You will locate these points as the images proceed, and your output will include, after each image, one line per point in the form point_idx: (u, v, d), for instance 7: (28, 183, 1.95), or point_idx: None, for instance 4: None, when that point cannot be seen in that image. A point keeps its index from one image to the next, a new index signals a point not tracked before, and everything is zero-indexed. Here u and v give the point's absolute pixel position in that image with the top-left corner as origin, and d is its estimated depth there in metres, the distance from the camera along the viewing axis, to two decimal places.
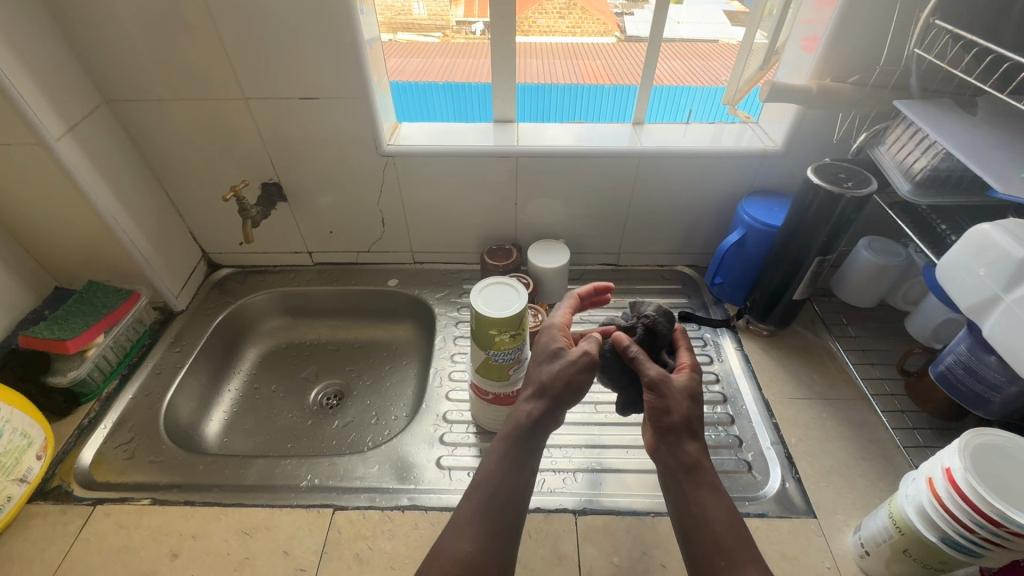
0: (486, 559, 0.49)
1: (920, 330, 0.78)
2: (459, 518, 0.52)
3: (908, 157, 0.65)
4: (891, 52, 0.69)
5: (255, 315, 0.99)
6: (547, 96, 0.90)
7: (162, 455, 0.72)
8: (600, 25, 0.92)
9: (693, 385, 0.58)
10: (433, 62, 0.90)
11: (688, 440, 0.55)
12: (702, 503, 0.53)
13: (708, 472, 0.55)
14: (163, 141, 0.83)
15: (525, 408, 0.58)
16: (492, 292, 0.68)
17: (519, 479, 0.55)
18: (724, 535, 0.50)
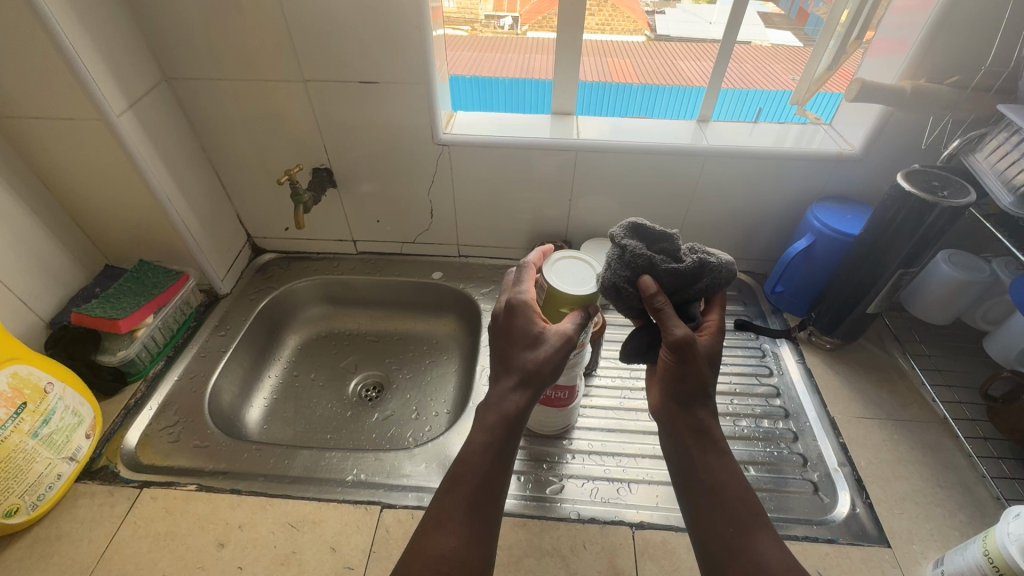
0: (474, 557, 0.45)
1: (1001, 353, 0.73)
2: (446, 511, 0.47)
3: (1012, 166, 0.60)
4: (999, 53, 0.64)
5: (296, 302, 0.98)
6: (605, 91, 0.86)
7: (208, 440, 0.71)
8: (630, 23, 0.86)
9: (714, 351, 0.51)
10: (462, 55, 0.87)
11: (699, 406, 0.51)
12: (711, 473, 0.49)
13: (717, 438, 0.51)
14: (218, 122, 0.82)
15: (511, 400, 0.50)
16: (565, 267, 0.57)
17: (503, 476, 0.49)
18: (734, 503, 0.48)
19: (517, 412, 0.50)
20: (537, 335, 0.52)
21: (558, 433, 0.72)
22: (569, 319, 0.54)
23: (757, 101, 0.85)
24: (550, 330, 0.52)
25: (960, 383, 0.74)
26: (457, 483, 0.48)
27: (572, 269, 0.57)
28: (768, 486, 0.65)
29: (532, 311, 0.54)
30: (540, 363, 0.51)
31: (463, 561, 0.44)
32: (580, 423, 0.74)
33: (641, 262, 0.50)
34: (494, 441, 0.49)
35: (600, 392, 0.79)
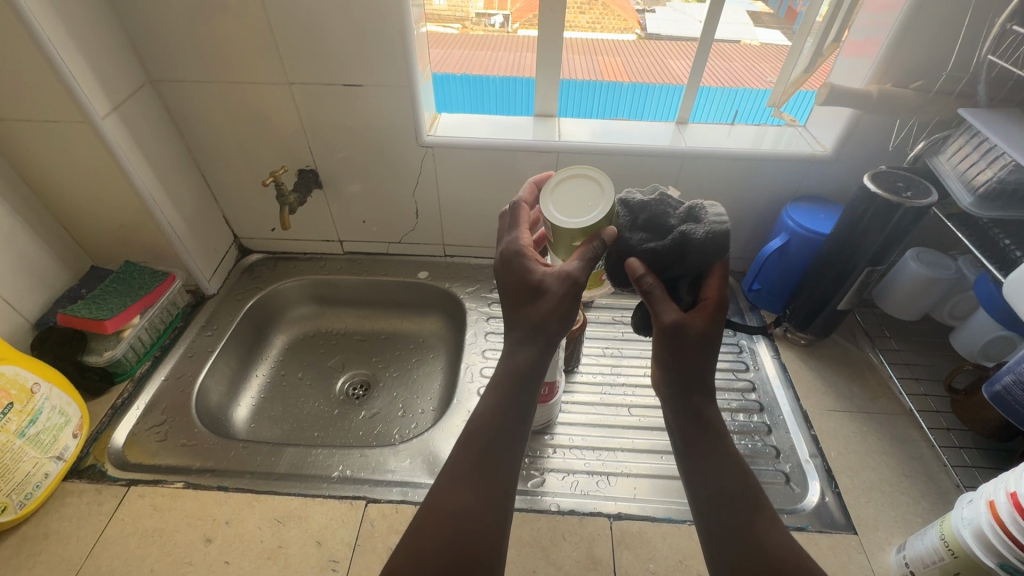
0: (487, 510, 0.43)
1: (965, 347, 0.76)
2: (455, 469, 0.45)
3: (972, 167, 0.62)
4: (960, 59, 0.67)
5: (283, 302, 0.99)
6: (588, 90, 0.88)
7: (195, 438, 0.72)
8: (620, 21, 0.89)
9: (710, 328, 0.48)
10: (454, 53, 0.89)
11: (696, 391, 0.49)
12: (709, 460, 0.47)
13: (715, 423, 0.49)
14: (203, 123, 0.82)
15: (521, 355, 0.49)
16: (565, 191, 0.51)
17: (516, 433, 0.47)
18: (734, 489, 0.46)
19: (526, 366, 0.48)
20: (537, 283, 0.49)
21: (540, 429, 0.74)
22: (574, 256, 0.48)
23: (735, 103, 0.87)
24: (550, 274, 0.49)
25: (926, 376, 0.77)
26: (467, 442, 0.46)
27: (572, 192, 0.51)
28: None
29: (530, 258, 0.51)
30: (544, 314, 0.48)
31: (474, 517, 0.42)
32: (562, 419, 0.76)
33: (621, 249, 0.51)
34: (507, 398, 0.47)
35: (582, 388, 0.81)
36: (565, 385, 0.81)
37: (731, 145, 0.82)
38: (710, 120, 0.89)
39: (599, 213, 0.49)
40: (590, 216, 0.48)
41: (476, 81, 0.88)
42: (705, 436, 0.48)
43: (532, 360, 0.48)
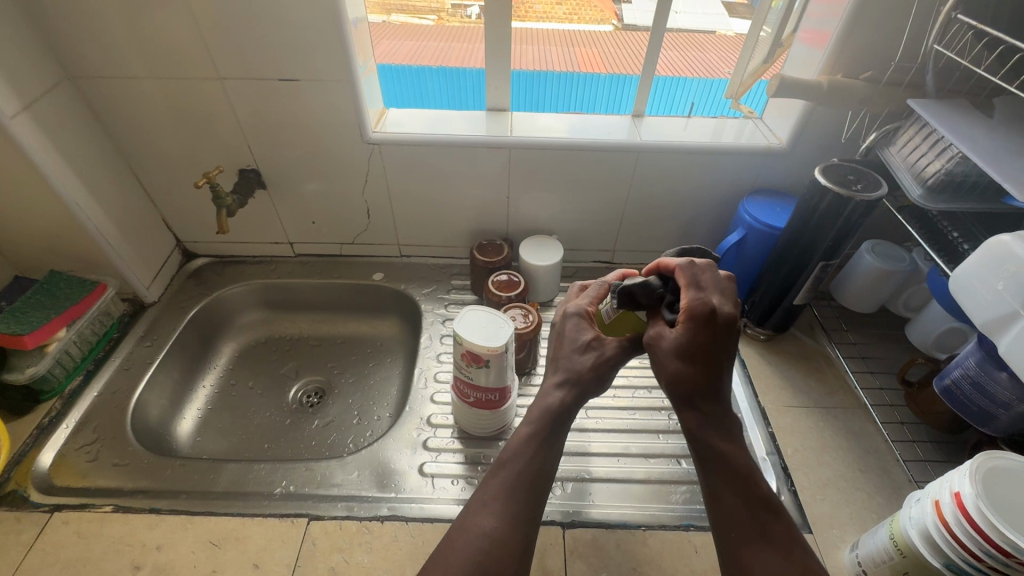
0: (513, 535, 0.46)
1: (920, 338, 0.76)
2: (486, 493, 0.48)
3: (920, 159, 0.61)
4: (908, 48, 0.66)
5: (232, 308, 0.95)
6: (544, 84, 0.86)
7: (129, 457, 0.68)
8: (597, 11, 0.84)
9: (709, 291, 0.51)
10: (428, 45, 0.84)
11: (697, 411, 0.47)
12: (717, 485, 0.46)
13: (718, 443, 0.47)
14: (133, 122, 0.77)
15: (554, 395, 0.53)
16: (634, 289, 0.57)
17: (545, 466, 0.50)
18: (743, 516, 0.45)
19: (558, 407, 0.52)
20: (587, 343, 0.54)
21: (495, 434, 0.72)
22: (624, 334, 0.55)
23: (689, 95, 0.86)
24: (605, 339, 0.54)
25: (882, 369, 0.77)
26: (501, 469, 0.49)
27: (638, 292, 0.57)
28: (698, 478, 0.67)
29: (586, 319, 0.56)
30: (588, 367, 0.53)
31: (503, 540, 0.45)
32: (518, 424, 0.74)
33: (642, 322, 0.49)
34: (542, 436, 0.50)
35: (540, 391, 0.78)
36: (523, 388, 0.79)
37: (687, 139, 0.81)
38: (665, 113, 0.87)
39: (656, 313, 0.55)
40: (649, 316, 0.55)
41: (425, 74, 0.84)
42: (711, 462, 0.47)
43: (568, 405, 0.52)
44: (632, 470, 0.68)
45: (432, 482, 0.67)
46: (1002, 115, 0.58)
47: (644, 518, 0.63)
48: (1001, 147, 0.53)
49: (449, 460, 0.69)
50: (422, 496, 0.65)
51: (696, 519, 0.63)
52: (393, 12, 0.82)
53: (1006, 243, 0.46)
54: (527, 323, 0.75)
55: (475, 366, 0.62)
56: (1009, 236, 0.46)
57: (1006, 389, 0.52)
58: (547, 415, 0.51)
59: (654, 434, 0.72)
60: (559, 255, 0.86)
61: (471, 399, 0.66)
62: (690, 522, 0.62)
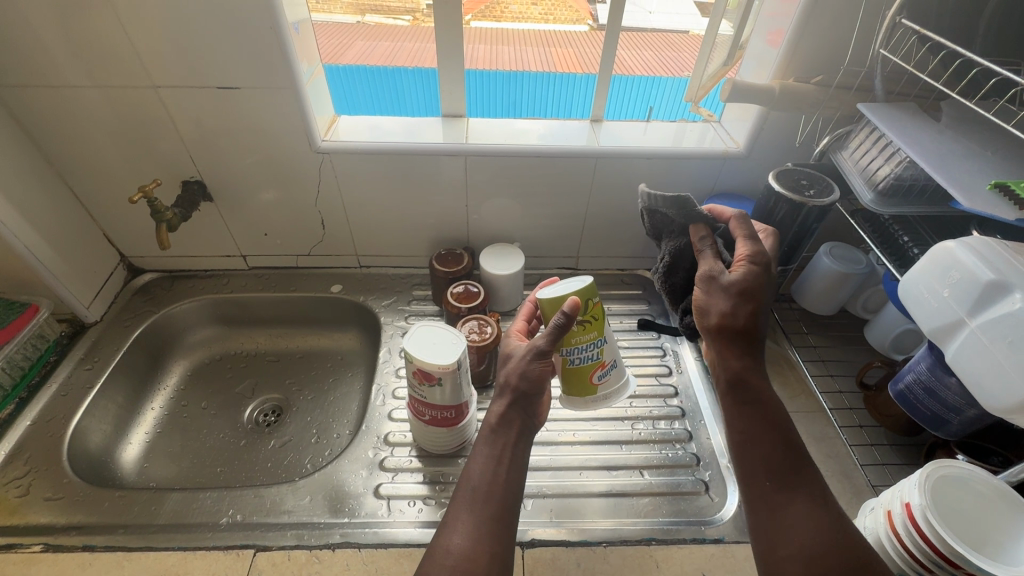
0: (480, 547, 0.44)
1: (879, 339, 0.76)
2: (451, 514, 0.47)
3: (871, 164, 0.61)
4: (856, 53, 0.67)
5: (181, 325, 0.90)
6: (515, 86, 0.85)
7: (63, 490, 0.64)
8: (574, 11, 1.01)
9: (749, 280, 0.49)
10: (405, 45, 0.84)
11: (738, 352, 0.49)
12: (754, 435, 0.48)
13: (758, 390, 0.49)
14: (63, 133, 0.73)
15: (492, 409, 0.53)
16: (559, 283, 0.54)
17: (507, 475, 0.49)
18: (776, 462, 0.46)
19: (496, 420, 0.52)
20: (508, 354, 0.56)
21: (456, 451, 0.69)
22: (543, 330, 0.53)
23: (648, 100, 0.86)
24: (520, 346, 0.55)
25: (842, 372, 0.77)
26: (463, 490, 0.49)
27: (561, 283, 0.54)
28: (662, 490, 0.66)
29: (511, 338, 0.58)
30: (510, 374, 0.53)
31: (470, 555, 0.44)
32: None
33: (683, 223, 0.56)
34: (496, 451, 0.50)
35: None
36: (485, 401, 0.77)
37: (644, 143, 0.80)
38: (631, 114, 0.86)
39: (574, 288, 0.52)
40: (574, 288, 0.52)
41: (384, 76, 0.83)
42: (750, 407, 0.49)
43: (512, 420, 0.52)
44: (594, 484, 0.67)
45: (388, 504, 0.64)
46: (949, 119, 0.59)
47: (606, 534, 0.61)
48: (948, 151, 0.53)
49: (407, 480, 0.67)
50: (377, 520, 0.63)
51: (659, 532, 0.62)
52: (367, 13, 0.87)
53: (952, 250, 0.47)
54: (483, 338, 0.73)
55: (427, 385, 0.60)
56: (953, 243, 0.47)
57: (956, 394, 0.53)
58: (488, 431, 0.52)
59: (617, 446, 0.71)
60: (520, 263, 0.85)
61: (426, 417, 0.64)
62: (653, 536, 0.61)
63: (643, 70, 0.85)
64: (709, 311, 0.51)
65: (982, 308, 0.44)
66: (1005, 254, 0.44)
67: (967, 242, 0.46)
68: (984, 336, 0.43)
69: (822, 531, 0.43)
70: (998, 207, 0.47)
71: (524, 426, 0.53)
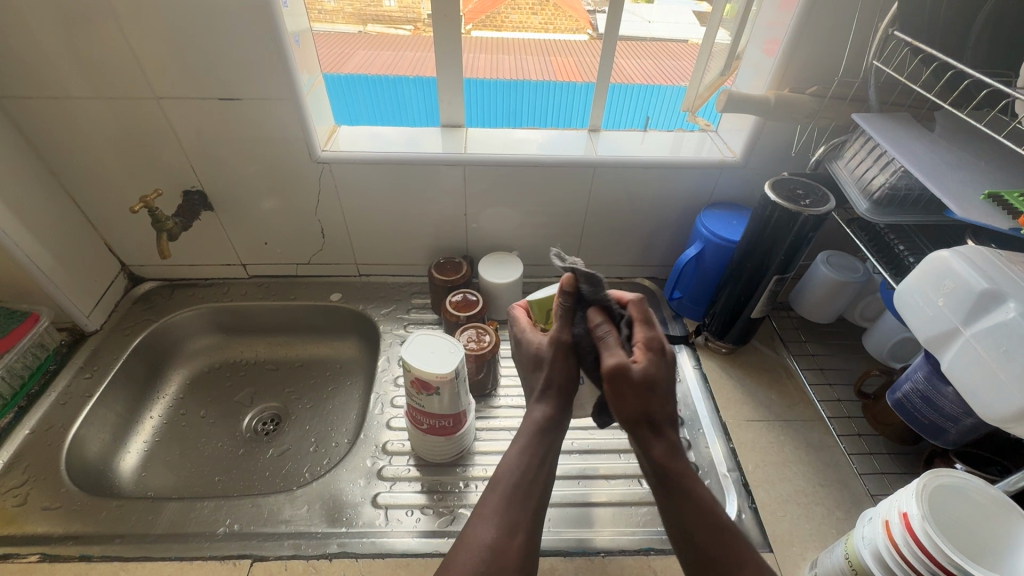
0: (512, 542, 0.45)
1: (876, 348, 0.76)
2: (484, 507, 0.47)
3: (866, 173, 0.62)
4: (849, 64, 0.68)
5: (181, 334, 0.91)
6: (516, 95, 0.85)
7: (60, 499, 0.64)
8: (574, 21, 0.91)
9: (652, 370, 0.47)
10: (406, 54, 0.85)
11: (654, 440, 0.48)
12: (687, 521, 0.47)
13: (682, 475, 0.47)
14: (66, 143, 0.74)
15: (538, 406, 0.53)
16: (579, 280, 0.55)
17: (538, 474, 0.50)
18: (711, 544, 0.45)
19: (543, 419, 0.52)
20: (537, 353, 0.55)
21: (454, 460, 0.69)
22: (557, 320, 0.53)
23: (647, 108, 0.86)
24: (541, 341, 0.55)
25: (840, 381, 0.77)
26: (496, 485, 0.49)
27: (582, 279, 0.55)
28: None
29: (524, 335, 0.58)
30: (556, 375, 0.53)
31: (501, 552, 0.44)
32: (478, 449, 0.71)
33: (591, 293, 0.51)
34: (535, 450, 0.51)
35: (502, 412, 0.77)
36: (485, 410, 0.77)
37: (642, 152, 0.80)
38: (627, 125, 0.87)
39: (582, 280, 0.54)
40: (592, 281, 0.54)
41: (386, 87, 0.83)
42: (676, 496, 0.47)
43: (558, 421, 0.52)
44: (593, 493, 0.66)
45: (386, 514, 0.64)
46: (943, 129, 0.59)
47: (605, 544, 0.61)
48: (942, 161, 0.54)
49: (405, 489, 0.67)
50: (375, 529, 0.62)
51: (658, 542, 0.61)
52: (369, 23, 0.92)
53: (945, 260, 0.47)
54: (481, 346, 0.73)
55: (425, 394, 0.60)
56: (947, 253, 0.47)
57: (953, 403, 0.53)
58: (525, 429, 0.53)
59: (615, 454, 0.71)
60: (518, 271, 0.85)
61: (424, 426, 0.64)
62: (651, 546, 0.61)
63: (643, 79, 0.85)
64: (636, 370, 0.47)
65: (976, 317, 0.44)
66: (998, 264, 0.44)
67: (961, 251, 0.47)
68: (978, 346, 0.44)
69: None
70: (992, 217, 0.47)
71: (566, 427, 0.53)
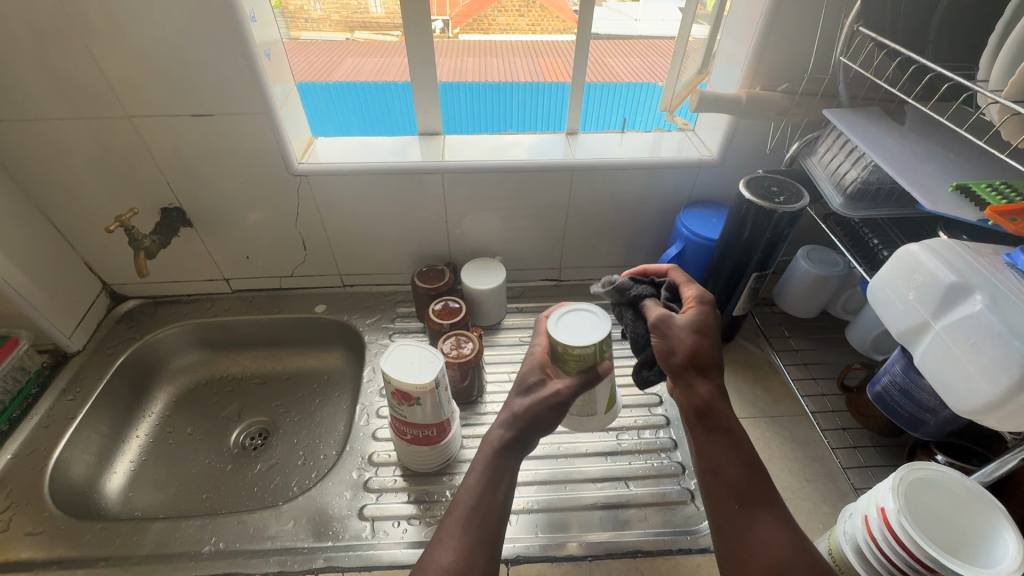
0: (473, 564, 0.46)
1: (859, 340, 0.76)
2: (443, 530, 0.48)
3: (838, 168, 0.62)
4: (819, 60, 0.68)
5: (165, 352, 0.90)
6: (509, 96, 0.85)
7: (44, 524, 0.64)
8: (560, 23, 0.81)
9: (700, 320, 0.50)
10: (393, 61, 0.81)
11: (704, 381, 0.49)
12: (715, 459, 0.48)
13: (721, 417, 0.48)
14: (39, 165, 0.73)
15: (496, 432, 0.53)
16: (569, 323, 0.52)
17: (496, 496, 0.50)
18: (738, 478, 0.47)
19: (499, 443, 0.51)
20: (529, 385, 0.53)
21: (441, 469, 0.69)
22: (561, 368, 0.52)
23: (626, 111, 0.87)
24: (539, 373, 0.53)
25: (825, 375, 0.77)
26: (456, 507, 0.49)
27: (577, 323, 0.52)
28: (649, 500, 0.66)
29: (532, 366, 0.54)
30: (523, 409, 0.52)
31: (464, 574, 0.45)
32: (464, 456, 0.71)
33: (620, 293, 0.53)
34: (492, 471, 0.50)
35: (488, 418, 0.77)
36: (472, 416, 0.77)
37: (620, 154, 0.81)
38: (601, 127, 0.88)
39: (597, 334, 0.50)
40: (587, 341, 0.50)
41: (374, 92, 0.82)
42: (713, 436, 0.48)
43: (514, 445, 0.52)
44: (580, 497, 0.66)
45: (373, 526, 0.64)
46: (912, 122, 0.60)
47: (592, 547, 0.61)
48: (911, 154, 0.54)
49: (392, 500, 0.66)
50: (361, 542, 0.62)
51: (646, 543, 0.61)
52: (357, 30, 0.81)
53: (915, 253, 0.48)
54: (468, 351, 0.73)
55: (407, 405, 0.60)
56: (917, 246, 0.48)
57: (930, 395, 0.53)
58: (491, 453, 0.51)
59: (602, 457, 0.71)
60: (501, 276, 0.85)
61: (408, 436, 0.64)
62: (639, 548, 0.61)
63: (631, 76, 0.85)
64: (689, 323, 0.50)
65: (947, 309, 0.44)
66: (968, 257, 0.45)
67: (931, 245, 0.47)
68: (950, 338, 0.44)
69: (787, 545, 0.43)
70: (961, 209, 0.47)
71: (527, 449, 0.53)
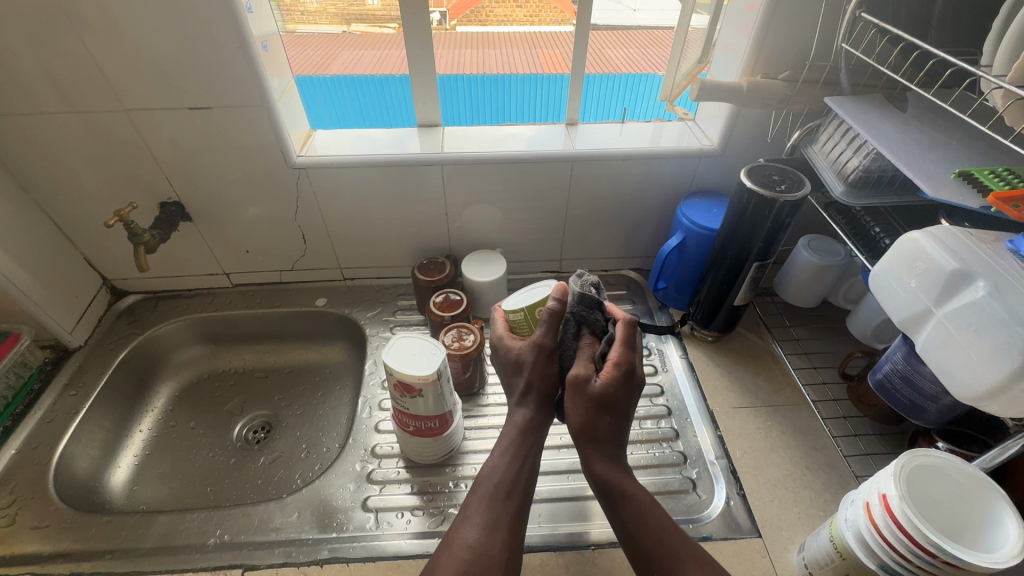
0: (495, 540, 0.47)
1: (859, 329, 0.76)
2: (467, 507, 0.49)
3: (840, 156, 0.62)
4: (820, 46, 0.68)
5: (166, 347, 0.90)
6: (509, 88, 0.84)
7: (50, 517, 0.64)
8: (557, 14, 0.80)
9: (611, 393, 0.51)
10: (390, 53, 0.80)
11: (609, 433, 0.52)
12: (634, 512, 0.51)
13: (624, 477, 0.52)
14: (38, 160, 0.73)
15: (518, 411, 0.56)
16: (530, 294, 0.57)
17: (521, 473, 0.52)
18: (654, 530, 0.50)
19: (524, 420, 0.55)
20: (515, 358, 0.55)
21: (443, 461, 0.69)
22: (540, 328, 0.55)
23: (625, 101, 0.86)
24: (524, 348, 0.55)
25: (826, 364, 0.77)
26: (481, 486, 0.51)
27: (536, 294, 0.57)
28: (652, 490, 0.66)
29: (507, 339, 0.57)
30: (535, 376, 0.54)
31: (487, 548, 0.46)
32: (467, 448, 0.71)
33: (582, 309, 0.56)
34: (513, 448, 0.53)
35: (490, 410, 0.77)
36: (474, 408, 0.77)
37: (620, 145, 0.80)
38: (601, 118, 0.87)
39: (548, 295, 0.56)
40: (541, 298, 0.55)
41: (372, 86, 0.82)
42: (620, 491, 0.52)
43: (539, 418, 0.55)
44: (582, 487, 0.67)
45: (377, 517, 0.64)
46: (914, 109, 0.60)
47: (595, 536, 0.61)
48: (913, 142, 0.54)
49: (396, 491, 0.67)
50: (365, 533, 0.62)
51: None
52: (354, 22, 0.81)
53: (917, 241, 0.47)
54: (472, 342, 0.73)
55: (409, 396, 0.60)
56: (919, 233, 0.47)
57: (932, 382, 0.53)
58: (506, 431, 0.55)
59: None
60: (501, 269, 0.85)
61: (410, 428, 0.64)
62: None
63: (631, 68, 0.83)
64: (590, 387, 0.52)
65: (948, 297, 0.44)
66: (969, 244, 0.45)
67: (933, 232, 0.47)
68: (952, 326, 0.44)
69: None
70: (964, 196, 0.47)
71: (551, 419, 0.57)
